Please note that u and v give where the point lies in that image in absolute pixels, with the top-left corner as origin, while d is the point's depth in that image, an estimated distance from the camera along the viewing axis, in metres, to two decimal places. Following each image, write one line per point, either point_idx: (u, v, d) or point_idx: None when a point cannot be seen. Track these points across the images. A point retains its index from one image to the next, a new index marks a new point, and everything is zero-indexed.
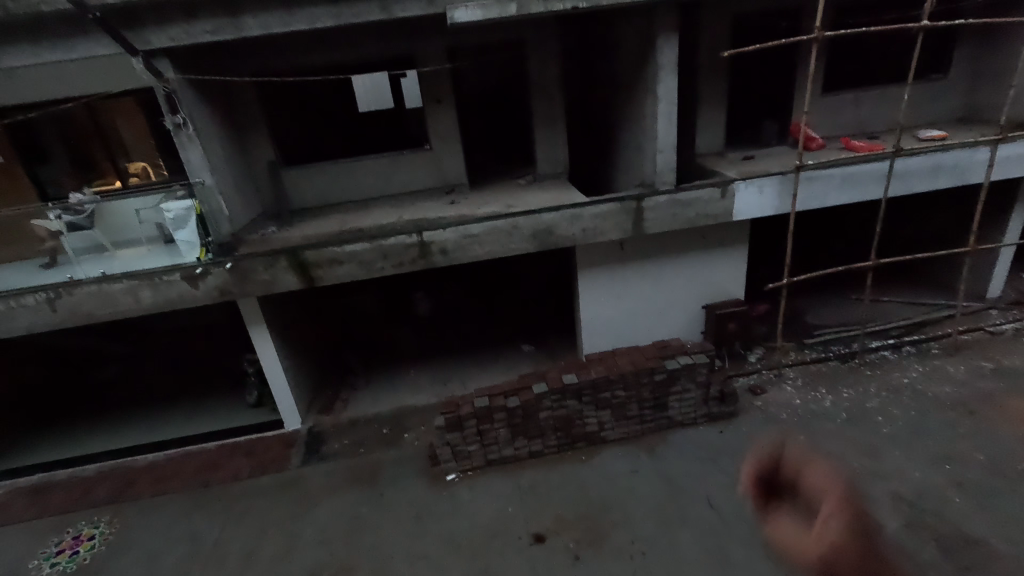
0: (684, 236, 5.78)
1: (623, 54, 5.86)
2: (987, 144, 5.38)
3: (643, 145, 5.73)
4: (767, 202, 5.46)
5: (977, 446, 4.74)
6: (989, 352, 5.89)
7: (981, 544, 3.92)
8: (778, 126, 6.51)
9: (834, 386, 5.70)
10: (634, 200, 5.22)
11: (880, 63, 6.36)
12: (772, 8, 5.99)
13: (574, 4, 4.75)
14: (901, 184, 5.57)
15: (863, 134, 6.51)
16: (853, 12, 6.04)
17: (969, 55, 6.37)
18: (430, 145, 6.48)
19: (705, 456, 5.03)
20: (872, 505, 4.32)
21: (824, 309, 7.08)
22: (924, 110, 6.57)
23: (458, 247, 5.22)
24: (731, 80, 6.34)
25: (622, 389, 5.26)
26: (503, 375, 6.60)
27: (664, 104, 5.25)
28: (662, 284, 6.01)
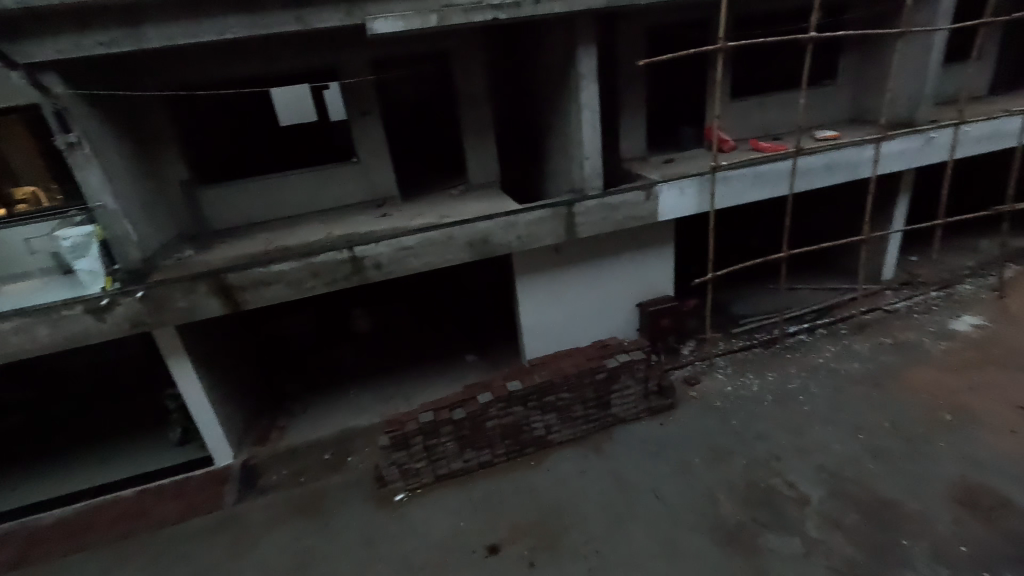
0: (615, 238, 5.99)
1: (545, 64, 6.01)
2: (873, 142, 5.98)
3: (571, 152, 5.88)
4: (688, 202, 5.77)
5: (884, 415, 5.21)
6: (889, 329, 6.51)
7: (893, 503, 4.30)
8: (695, 131, 6.93)
9: (760, 370, 6.10)
10: (565, 205, 5.35)
11: (778, 71, 6.92)
12: (681, 20, 6.36)
13: (496, 15, 4.77)
14: (804, 181, 6.07)
15: (769, 136, 7.03)
16: (753, 24, 6.54)
17: (853, 62, 7.06)
18: (358, 157, 6.30)
19: (649, 450, 5.19)
20: (800, 478, 4.64)
21: (747, 299, 7.55)
22: (819, 113, 7.21)
23: (393, 261, 5.11)
24: (648, 88, 6.65)
25: (567, 391, 5.35)
26: (448, 388, 6.50)
27: (588, 111, 5.44)
28: (598, 286, 6.17)
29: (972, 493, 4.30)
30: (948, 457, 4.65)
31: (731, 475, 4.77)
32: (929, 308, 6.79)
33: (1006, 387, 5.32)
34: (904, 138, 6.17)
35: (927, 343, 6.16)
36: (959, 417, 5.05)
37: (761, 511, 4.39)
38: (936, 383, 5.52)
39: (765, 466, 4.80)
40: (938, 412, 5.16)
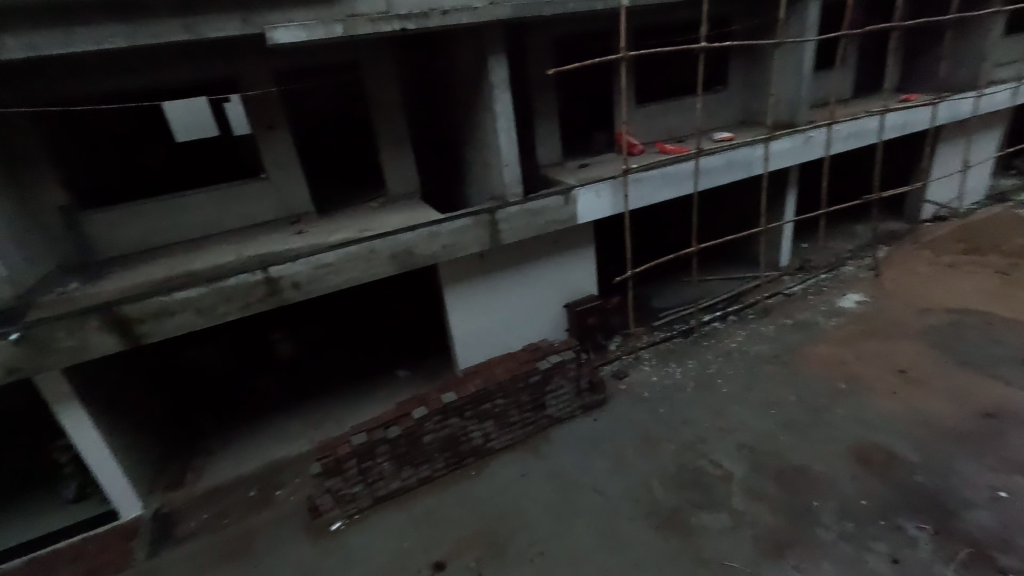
0: (539, 243, 6.12)
1: (457, 74, 6.03)
2: (762, 142, 6.57)
3: (489, 160, 5.95)
4: (605, 204, 6.03)
5: (791, 389, 5.71)
6: (788, 310, 7.16)
7: (804, 469, 4.72)
8: (606, 136, 7.26)
9: (681, 359, 6.47)
10: (488, 213, 5.38)
11: (676, 79, 7.42)
12: (585, 31, 6.64)
13: (403, 26, 4.71)
14: (707, 180, 6.54)
15: (673, 139, 7.51)
16: (651, 35, 6.97)
17: (740, 70, 7.71)
18: (267, 173, 5.97)
19: (586, 446, 5.32)
20: (724, 456, 4.97)
21: (665, 293, 8.00)
22: (715, 117, 7.81)
23: (312, 280, 4.88)
24: (560, 96, 6.88)
25: (502, 397, 5.38)
26: (381, 406, 6.31)
27: (503, 120, 5.54)
28: (526, 290, 6.27)
29: (867, 451, 4.81)
30: (845, 421, 5.18)
31: (663, 461, 5.00)
32: (820, 289, 7.55)
33: (887, 354, 6.02)
34: (788, 138, 6.83)
35: (821, 320, 6.83)
36: (851, 384, 5.64)
37: (691, 492, 4.64)
38: (831, 356, 6.13)
39: (692, 449, 5.09)
40: (833, 382, 5.73)
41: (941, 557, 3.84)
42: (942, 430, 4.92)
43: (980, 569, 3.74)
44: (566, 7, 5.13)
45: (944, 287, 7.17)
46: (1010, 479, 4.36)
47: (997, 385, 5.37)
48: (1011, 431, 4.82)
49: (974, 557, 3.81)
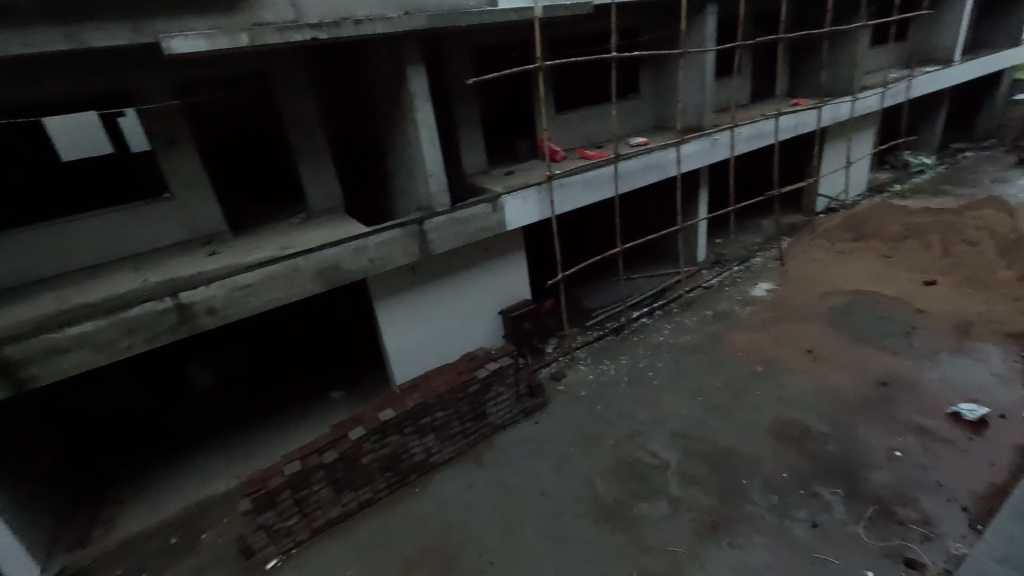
0: (470, 251, 6.12)
1: (375, 85, 5.93)
2: (674, 145, 6.98)
3: (413, 171, 5.88)
4: (531, 210, 6.13)
5: (715, 376, 6.07)
6: (708, 302, 7.63)
7: (731, 450, 5.03)
8: (529, 143, 7.40)
9: (614, 355, 6.70)
10: (415, 224, 5.31)
11: (591, 87, 7.71)
12: (502, 41, 6.75)
13: (314, 35, 4.55)
14: (626, 183, 6.84)
15: (592, 145, 7.80)
16: (565, 46, 7.21)
17: (650, 78, 8.15)
18: (171, 193, 5.55)
19: (529, 451, 5.35)
20: (660, 446, 5.18)
21: (595, 293, 8.26)
22: (630, 123, 8.20)
23: (230, 303, 4.58)
24: (481, 105, 6.93)
25: (442, 410, 5.31)
26: (315, 431, 6.01)
27: (426, 130, 5.50)
28: (460, 299, 6.24)
29: (784, 428, 5.20)
30: (764, 401, 5.57)
31: (603, 457, 5.14)
32: (734, 281, 8.10)
33: (796, 336, 6.55)
34: (697, 141, 7.30)
35: (737, 309, 7.33)
36: (767, 367, 6.09)
37: (631, 484, 4.80)
38: (748, 342, 6.59)
39: (630, 442, 5.27)
40: (751, 365, 6.16)
41: (852, 517, 4.21)
42: (845, 402, 5.42)
43: (885, 523, 4.14)
44: (481, 17, 5.19)
45: (838, 271, 7.93)
46: (903, 440, 4.87)
47: (887, 356, 6.00)
48: (901, 396, 5.39)
49: (880, 513, 4.21)
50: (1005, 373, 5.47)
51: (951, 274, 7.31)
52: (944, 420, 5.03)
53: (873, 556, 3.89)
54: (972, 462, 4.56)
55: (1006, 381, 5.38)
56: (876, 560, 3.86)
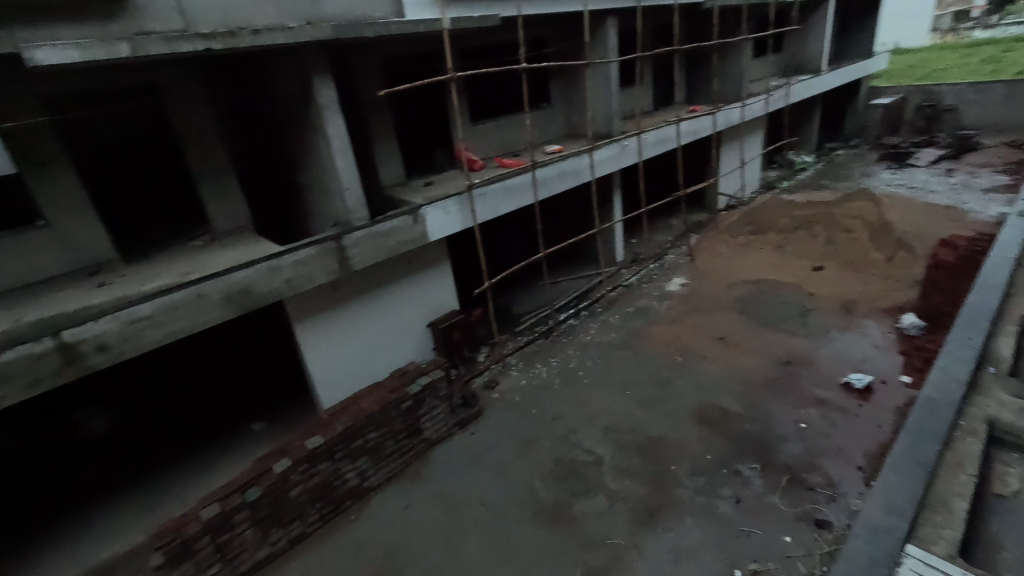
0: (392, 265, 6.00)
1: (280, 97, 5.66)
2: (586, 152, 7.26)
3: (327, 185, 5.66)
4: (453, 220, 6.12)
5: (640, 369, 6.36)
6: (629, 299, 8.00)
7: (659, 438, 5.28)
8: (447, 153, 7.38)
9: (545, 358, 6.83)
10: (333, 240, 5.11)
11: (505, 97, 7.85)
12: (412, 52, 6.70)
13: (207, 46, 4.26)
14: (544, 190, 7.02)
15: (509, 153, 7.94)
16: (476, 56, 7.30)
17: (560, 88, 8.44)
18: (47, 220, 4.93)
19: (468, 462, 5.30)
20: (593, 442, 5.33)
21: (523, 299, 8.38)
22: (544, 131, 8.44)
23: (125, 338, 4.14)
24: (395, 116, 6.83)
25: (374, 430, 5.13)
26: (235, 468, 5.58)
27: (338, 143, 5.33)
28: (386, 314, 6.08)
29: (705, 412, 5.54)
30: (685, 389, 5.92)
31: (540, 460, 5.20)
32: (651, 278, 8.56)
33: (709, 325, 7.03)
34: (607, 147, 7.65)
35: (656, 304, 7.74)
36: (686, 356, 6.48)
37: (569, 483, 4.90)
38: (668, 334, 6.97)
39: (565, 442, 5.38)
40: (672, 356, 6.52)
41: (770, 488, 4.56)
42: (756, 383, 5.87)
43: (797, 490, 4.52)
44: (388, 28, 5.12)
45: (741, 263, 8.61)
46: (806, 412, 5.36)
47: (787, 337, 6.59)
48: (802, 373, 5.93)
49: (792, 482, 4.60)
50: (883, 344, 6.19)
51: (834, 259, 8.18)
52: (839, 391, 5.59)
53: (789, 522, 4.24)
54: (863, 425, 5.10)
55: (884, 350, 6.09)
56: (792, 524, 4.20)
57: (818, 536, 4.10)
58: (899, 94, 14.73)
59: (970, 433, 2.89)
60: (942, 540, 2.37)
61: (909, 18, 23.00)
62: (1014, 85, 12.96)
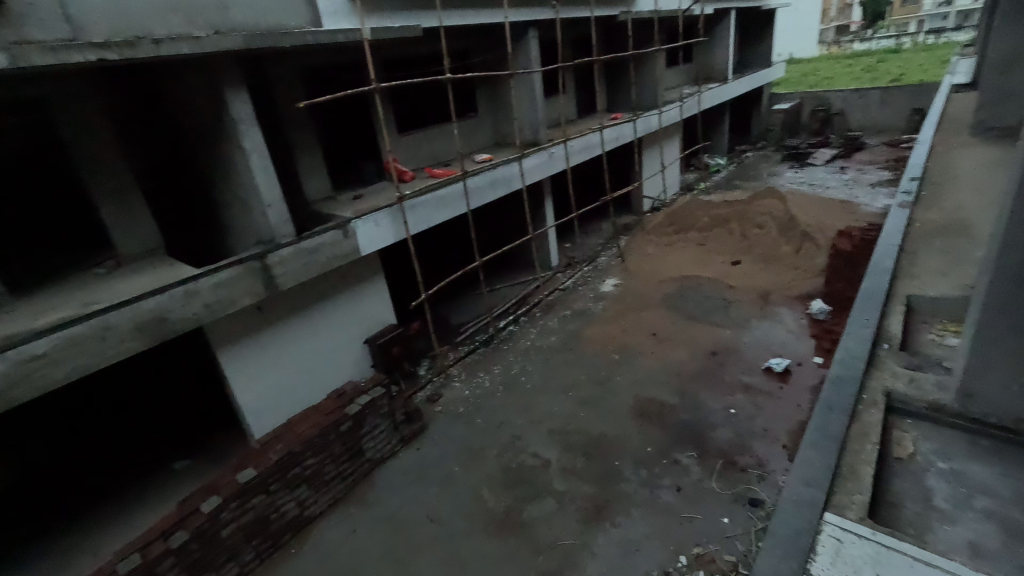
0: (323, 282, 5.78)
1: (189, 110, 5.31)
2: (516, 160, 7.36)
3: (246, 202, 5.36)
4: (385, 233, 6.00)
5: (580, 370, 6.50)
6: (566, 302, 8.18)
7: (601, 436, 5.42)
8: (375, 165, 7.22)
9: (487, 366, 6.82)
10: (256, 259, 4.84)
11: (431, 107, 7.82)
12: (333, 63, 6.53)
13: (102, 56, 3.91)
14: (476, 199, 7.05)
15: (439, 164, 7.90)
16: (399, 67, 7.23)
17: (486, 97, 8.53)
18: None
19: (413, 479, 5.18)
20: (540, 446, 5.37)
21: (462, 308, 8.34)
22: (472, 140, 8.49)
23: (18, 381, 3.63)
24: (318, 128, 6.60)
25: (312, 456, 4.89)
26: (157, 513, 5.12)
27: (256, 157, 5.07)
28: (319, 334, 5.83)
29: (643, 406, 5.74)
30: (623, 386, 6.11)
31: (488, 469, 5.17)
32: (586, 280, 8.81)
33: (642, 323, 7.32)
34: (536, 155, 7.80)
35: (592, 306, 7.96)
36: (622, 354, 6.70)
37: (518, 489, 4.91)
38: (605, 334, 7.17)
39: (512, 448, 5.39)
40: (609, 355, 6.72)
41: (706, 474, 4.80)
42: (688, 374, 6.18)
43: (731, 472, 4.79)
44: (305, 38, 4.95)
45: (668, 261, 9.05)
46: (735, 398, 5.70)
47: (714, 329, 6.99)
48: (728, 361, 6.31)
49: (726, 465, 4.86)
50: (797, 329, 6.71)
51: (750, 253, 8.80)
52: (761, 376, 5.99)
53: (726, 504, 4.48)
54: (785, 406, 5.50)
55: (798, 335, 6.60)
56: (728, 506, 4.44)
57: (752, 514, 4.36)
58: (796, 100, 16.15)
59: (871, 404, 3.11)
60: (854, 505, 2.54)
61: (800, 31, 25.28)
62: (889, 91, 14.57)
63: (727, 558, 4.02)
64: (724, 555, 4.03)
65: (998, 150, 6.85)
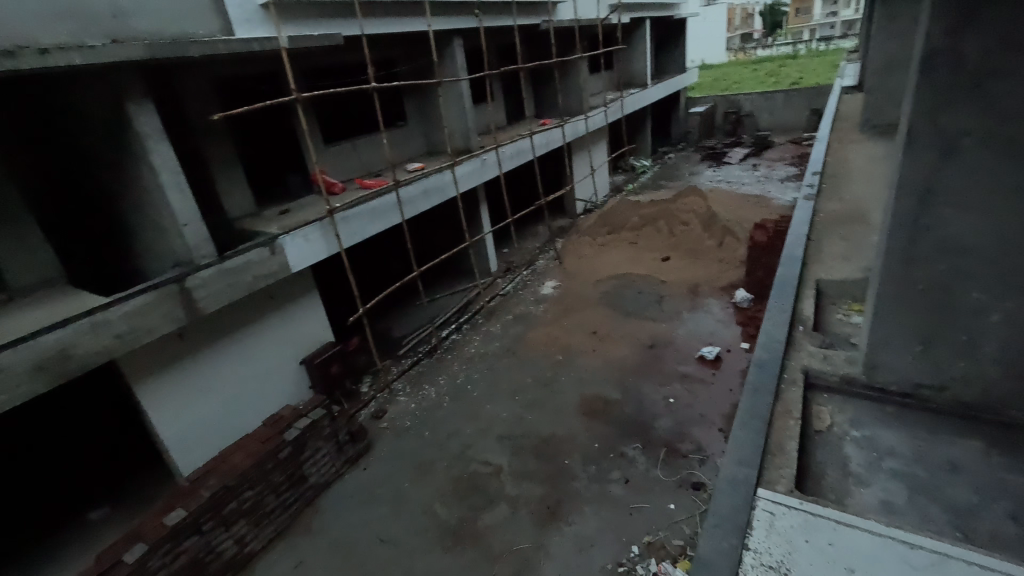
0: (251, 304, 5.48)
1: (86, 125, 4.86)
2: (448, 168, 7.34)
3: (159, 223, 4.98)
4: (316, 248, 5.78)
5: (525, 373, 6.55)
6: (507, 307, 8.23)
7: (550, 437, 5.48)
8: (301, 178, 6.94)
9: (432, 377, 6.73)
10: (174, 283, 4.50)
11: (358, 117, 7.63)
12: (249, 73, 6.22)
13: None
14: (411, 208, 6.96)
15: (369, 174, 7.73)
16: (321, 76, 7.01)
17: (414, 106, 8.44)
18: None
19: (361, 501, 5.00)
20: (490, 453, 5.36)
21: (402, 320, 8.19)
22: (402, 149, 8.37)
23: None
24: (236, 141, 6.26)
25: (250, 488, 4.60)
26: (71, 569, 4.63)
27: (168, 174, 4.73)
28: (250, 358, 5.52)
29: (588, 404, 5.87)
30: (568, 385, 6.23)
31: (439, 482, 5.09)
32: (525, 284, 8.91)
33: (582, 322, 7.50)
34: (468, 162, 7.81)
35: (533, 309, 8.06)
36: (565, 354, 6.82)
37: (471, 499, 4.86)
38: (547, 336, 7.28)
39: (462, 458, 5.34)
40: (553, 356, 6.83)
41: (652, 463, 4.97)
42: (628, 368, 6.39)
43: (674, 459, 4.99)
44: (216, 47, 4.69)
45: (603, 261, 9.34)
46: (672, 388, 5.96)
47: (649, 323, 7.28)
48: (664, 353, 6.59)
49: (669, 453, 5.07)
50: (724, 318, 7.13)
51: (678, 249, 9.26)
52: (696, 365, 6.30)
53: (672, 490, 4.66)
54: (718, 391, 5.81)
55: (726, 323, 7.01)
56: (674, 492, 4.63)
57: (696, 497, 4.56)
58: (709, 103, 17.23)
59: (792, 382, 3.35)
60: (783, 479, 2.71)
61: (709, 39, 27.02)
62: (790, 94, 15.87)
63: (676, 542, 4.18)
64: (673, 540, 4.19)
65: (883, 145, 7.63)
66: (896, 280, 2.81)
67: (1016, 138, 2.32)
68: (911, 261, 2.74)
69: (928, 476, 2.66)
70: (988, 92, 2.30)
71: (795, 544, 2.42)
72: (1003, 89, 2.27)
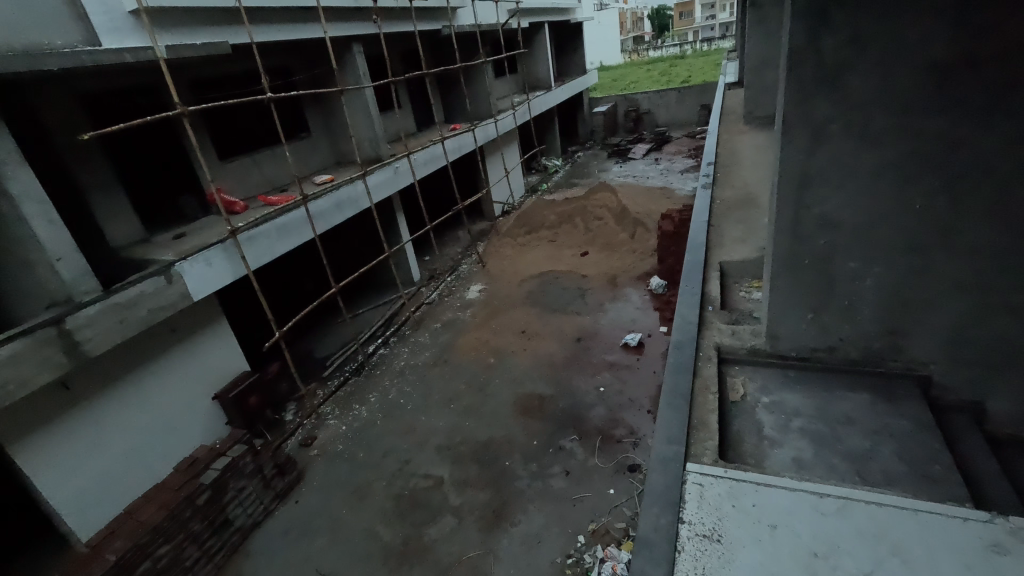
0: (149, 340, 4.96)
1: None
2: (359, 179, 7.09)
3: (25, 259, 4.36)
4: (220, 273, 5.35)
5: (458, 380, 6.49)
6: (434, 315, 8.11)
7: (489, 440, 5.47)
8: (195, 198, 6.41)
9: (362, 396, 6.47)
10: (52, 324, 3.97)
11: (255, 129, 7.16)
12: (123, 86, 5.64)
13: None
14: (322, 223, 6.64)
15: (274, 189, 7.30)
16: (209, 88, 6.51)
17: (317, 116, 8.08)
18: None
19: (295, 536, 4.71)
20: (430, 465, 5.25)
21: (324, 340, 7.81)
22: (307, 162, 7.98)
23: None
24: (114, 161, 5.64)
25: (165, 542, 4.19)
26: None
27: (32, 204, 4.17)
28: (152, 400, 5.00)
29: (524, 403, 5.93)
30: (502, 387, 6.25)
31: (379, 503, 4.91)
32: (450, 291, 8.83)
33: (510, 322, 7.56)
34: (380, 172, 7.60)
35: (460, 315, 8.00)
36: (497, 356, 6.84)
37: (414, 516, 4.72)
38: (477, 340, 7.26)
39: (401, 475, 5.18)
40: (485, 359, 6.82)
41: (589, 453, 5.11)
42: (559, 363, 6.53)
43: (610, 445, 5.17)
44: (80, 59, 4.20)
45: (526, 260, 9.48)
46: (602, 377, 6.17)
47: (575, 317, 7.49)
48: (592, 345, 6.81)
49: (605, 440, 5.24)
50: (643, 305, 7.50)
51: (595, 243, 9.61)
52: (621, 352, 6.57)
53: (610, 476, 4.82)
54: (644, 375, 6.10)
55: (645, 310, 7.37)
56: (612, 477, 4.80)
57: (632, 478, 4.76)
58: (611, 102, 18.06)
59: (707, 358, 3.60)
60: (707, 451, 2.90)
61: (606, 41, 28.27)
62: (683, 91, 17.00)
63: (618, 525, 4.32)
64: (616, 523, 4.34)
65: (764, 135, 8.39)
66: (786, 257, 3.10)
67: (869, 124, 2.64)
68: (797, 238, 3.03)
69: (828, 430, 2.95)
70: (846, 83, 2.59)
71: (722, 510, 2.59)
72: (856, 81, 2.57)
